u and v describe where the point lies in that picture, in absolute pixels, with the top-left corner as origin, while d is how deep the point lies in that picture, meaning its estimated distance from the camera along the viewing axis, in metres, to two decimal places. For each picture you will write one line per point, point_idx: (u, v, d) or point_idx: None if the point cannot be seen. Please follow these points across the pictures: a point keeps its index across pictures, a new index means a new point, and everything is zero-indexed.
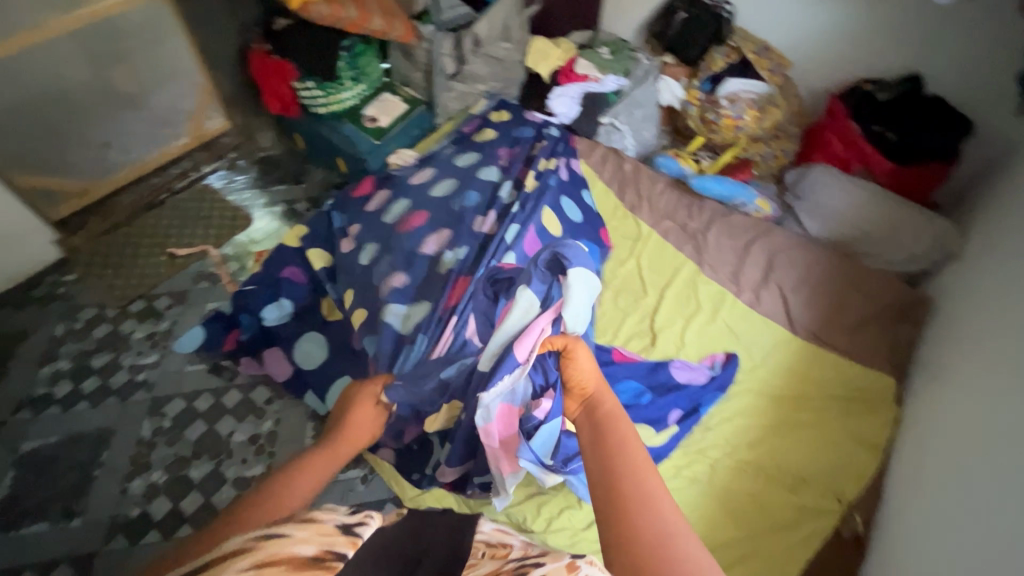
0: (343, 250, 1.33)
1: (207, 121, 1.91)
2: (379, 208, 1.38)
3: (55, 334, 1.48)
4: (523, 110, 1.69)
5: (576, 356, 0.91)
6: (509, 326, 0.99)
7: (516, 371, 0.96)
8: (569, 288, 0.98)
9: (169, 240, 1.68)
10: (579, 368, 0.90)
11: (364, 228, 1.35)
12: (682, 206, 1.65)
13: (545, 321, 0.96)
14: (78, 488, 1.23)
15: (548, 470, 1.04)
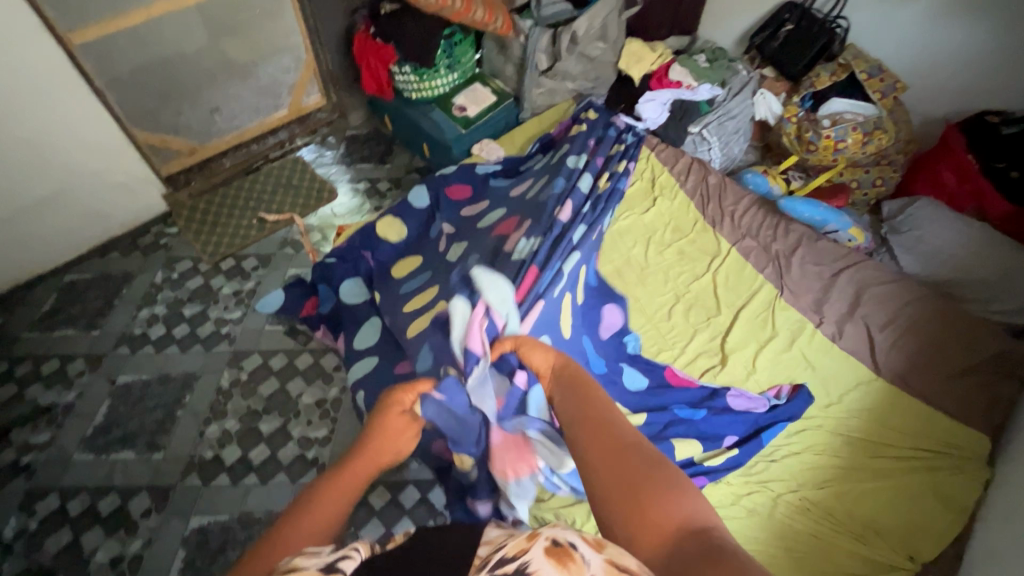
0: (436, 244, 1.40)
1: (306, 97, 2.01)
2: (478, 216, 1.44)
3: (154, 280, 1.60)
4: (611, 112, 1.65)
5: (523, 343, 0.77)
6: (459, 341, 0.87)
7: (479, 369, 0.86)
8: (483, 284, 0.87)
9: (260, 205, 1.78)
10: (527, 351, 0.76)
11: (462, 232, 1.40)
12: (768, 226, 1.58)
13: (489, 320, 0.86)
14: (162, 424, 1.34)
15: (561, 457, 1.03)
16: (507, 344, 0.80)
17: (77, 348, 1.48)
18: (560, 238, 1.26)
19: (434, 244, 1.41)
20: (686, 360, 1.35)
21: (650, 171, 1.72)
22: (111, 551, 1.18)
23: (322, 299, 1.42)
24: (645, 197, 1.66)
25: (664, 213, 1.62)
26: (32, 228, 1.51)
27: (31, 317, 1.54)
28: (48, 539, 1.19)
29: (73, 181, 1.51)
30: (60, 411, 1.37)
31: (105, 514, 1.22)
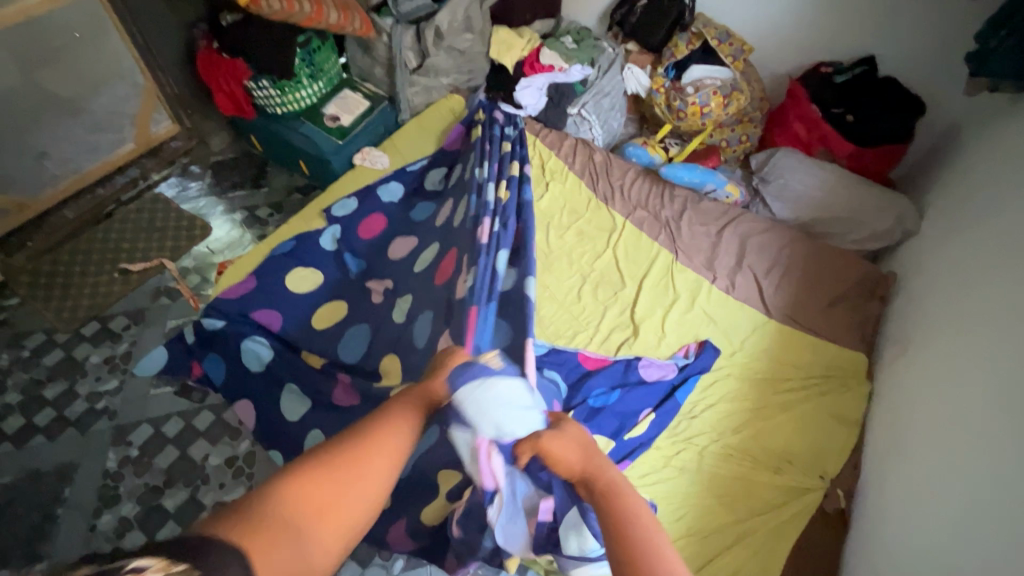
0: (374, 301, 1.30)
1: (154, 125, 1.79)
2: (409, 257, 1.35)
3: (0, 364, 1.37)
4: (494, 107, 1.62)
5: (552, 437, 0.73)
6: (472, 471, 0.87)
7: (496, 498, 0.90)
8: (474, 408, 0.78)
9: (120, 254, 1.58)
10: (558, 449, 0.72)
11: (397, 280, 1.33)
12: (655, 195, 1.66)
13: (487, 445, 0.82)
14: (42, 529, 1.16)
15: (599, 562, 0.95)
16: (528, 450, 0.74)
17: None
18: (498, 250, 1.19)
19: (354, 280, 1.35)
20: (602, 337, 1.38)
21: (538, 157, 1.73)
22: None
23: (212, 376, 1.27)
24: (538, 184, 1.67)
25: (558, 197, 1.64)
26: None
27: None
28: None
29: None
30: None
31: None
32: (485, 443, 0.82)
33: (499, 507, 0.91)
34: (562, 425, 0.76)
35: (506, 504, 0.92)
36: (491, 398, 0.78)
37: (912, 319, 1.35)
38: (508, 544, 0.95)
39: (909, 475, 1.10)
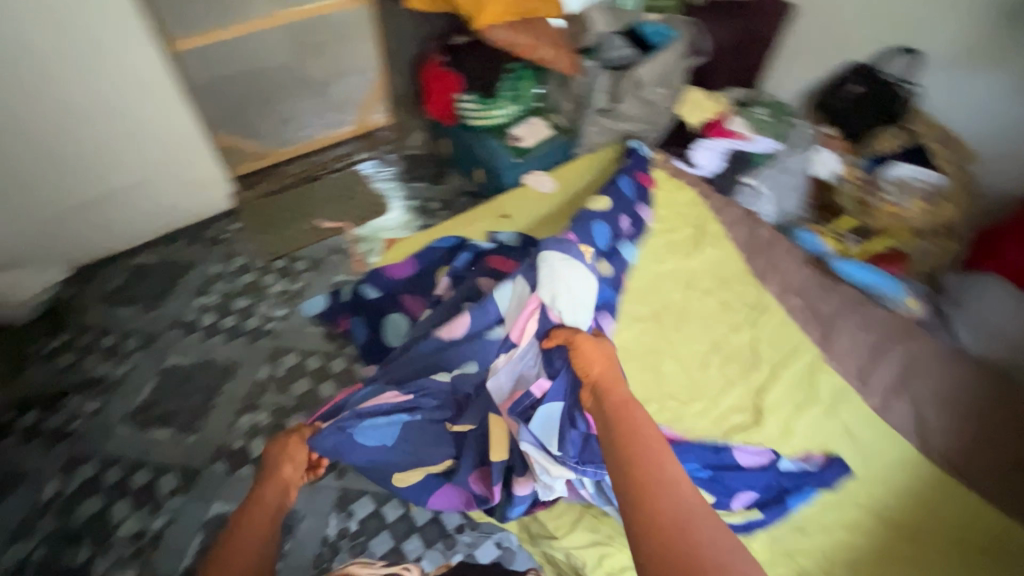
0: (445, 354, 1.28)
1: (373, 115, 2.11)
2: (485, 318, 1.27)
3: (211, 272, 1.68)
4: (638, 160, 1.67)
5: (581, 349, 0.93)
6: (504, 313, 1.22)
7: (511, 349, 1.16)
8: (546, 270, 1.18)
9: (317, 211, 1.88)
10: (588, 359, 0.91)
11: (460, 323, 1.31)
12: (817, 285, 1.54)
13: (535, 301, 1.17)
14: (199, 409, 1.39)
15: (551, 460, 0.99)
16: (563, 338, 0.98)
17: (132, 326, 1.54)
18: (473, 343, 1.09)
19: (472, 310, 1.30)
20: (719, 413, 1.30)
21: (698, 217, 1.71)
22: (133, 527, 1.19)
23: (356, 336, 1.45)
24: (691, 243, 1.65)
25: (709, 260, 1.61)
26: (113, 208, 1.61)
27: (97, 291, 1.62)
28: (79, 507, 1.22)
29: (157, 170, 1.62)
30: (109, 384, 1.42)
31: (135, 488, 1.25)
32: (534, 305, 1.17)
33: (511, 358, 1.15)
34: (599, 343, 0.95)
35: (512, 362, 1.14)
36: (567, 274, 1.17)
37: None
38: (495, 392, 1.12)
39: None
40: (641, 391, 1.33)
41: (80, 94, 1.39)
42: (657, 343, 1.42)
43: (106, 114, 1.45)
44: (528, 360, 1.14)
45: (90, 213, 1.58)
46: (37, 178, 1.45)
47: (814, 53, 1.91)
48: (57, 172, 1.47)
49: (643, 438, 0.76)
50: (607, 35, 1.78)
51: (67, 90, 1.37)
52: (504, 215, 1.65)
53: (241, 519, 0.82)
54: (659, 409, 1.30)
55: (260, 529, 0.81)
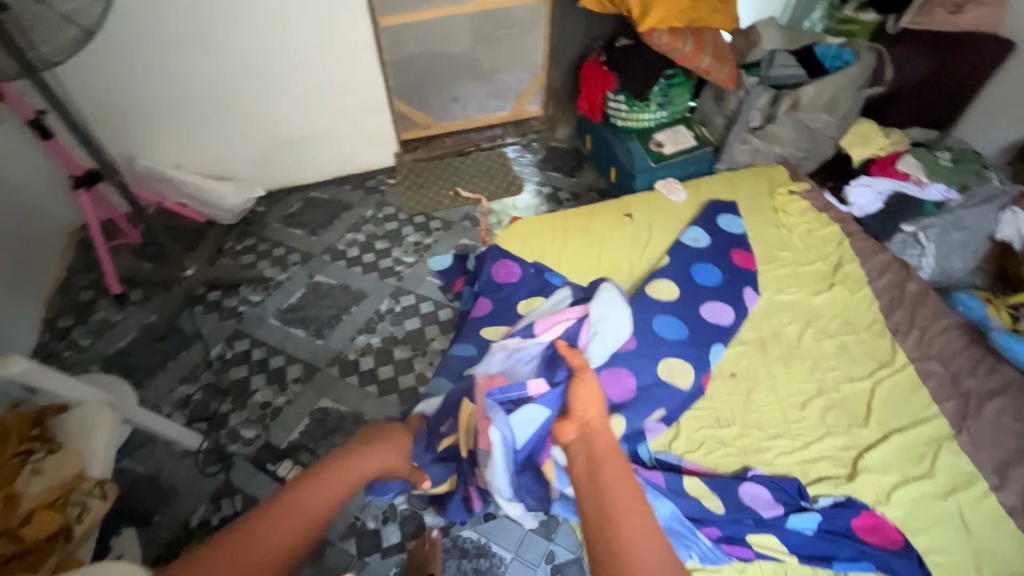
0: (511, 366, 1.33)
1: (528, 104, 2.26)
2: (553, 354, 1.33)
3: (364, 215, 1.96)
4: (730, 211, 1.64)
5: (581, 382, 0.99)
6: (538, 312, 1.25)
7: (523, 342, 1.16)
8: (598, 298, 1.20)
9: (460, 181, 2.08)
10: (583, 397, 0.96)
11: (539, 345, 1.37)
12: (966, 357, 1.35)
13: (570, 315, 1.19)
14: (330, 321, 1.64)
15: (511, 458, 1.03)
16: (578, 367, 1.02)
17: (297, 245, 1.87)
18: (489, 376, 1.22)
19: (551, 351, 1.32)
20: (806, 456, 1.21)
21: (836, 256, 1.58)
22: (263, 397, 1.46)
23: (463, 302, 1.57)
24: (821, 280, 1.53)
25: (837, 301, 1.48)
26: (305, 148, 1.95)
27: (280, 212, 1.98)
28: (231, 371, 1.52)
29: (343, 122, 1.92)
30: (271, 284, 1.74)
31: (271, 368, 1.53)
32: (576, 314, 1.19)
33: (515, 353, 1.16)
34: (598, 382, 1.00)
35: (518, 350, 1.16)
36: (608, 308, 1.18)
37: None
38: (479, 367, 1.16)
39: None
40: (724, 410, 1.28)
41: (303, 51, 1.70)
42: (755, 370, 1.35)
43: (320, 71, 1.77)
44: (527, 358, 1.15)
45: (288, 148, 1.93)
46: (258, 113, 1.81)
47: None
48: (273, 111, 1.82)
49: (619, 482, 0.85)
50: (778, 51, 1.71)
51: (295, 47, 1.69)
52: (628, 214, 1.69)
53: (313, 482, 0.91)
54: (739, 432, 1.25)
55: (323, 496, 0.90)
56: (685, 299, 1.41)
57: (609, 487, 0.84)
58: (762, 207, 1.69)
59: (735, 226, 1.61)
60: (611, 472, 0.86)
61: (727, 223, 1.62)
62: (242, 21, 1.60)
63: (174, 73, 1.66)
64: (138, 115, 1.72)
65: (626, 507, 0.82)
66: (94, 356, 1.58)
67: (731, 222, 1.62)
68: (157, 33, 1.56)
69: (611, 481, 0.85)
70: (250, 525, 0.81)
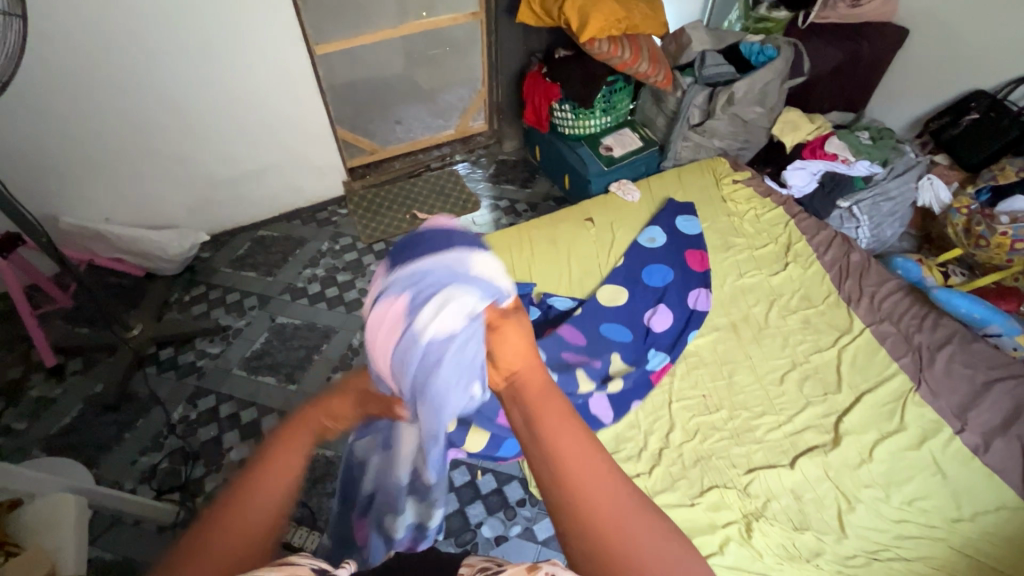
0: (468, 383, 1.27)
1: (473, 121, 2.27)
2: None
3: (320, 248, 1.89)
4: (679, 207, 1.72)
5: (502, 334, 0.58)
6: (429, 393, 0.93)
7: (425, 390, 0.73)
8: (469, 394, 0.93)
9: (415, 204, 2.05)
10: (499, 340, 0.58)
11: None
12: (914, 314, 1.47)
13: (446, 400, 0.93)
14: (301, 362, 1.56)
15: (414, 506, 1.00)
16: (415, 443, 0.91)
17: (252, 287, 1.77)
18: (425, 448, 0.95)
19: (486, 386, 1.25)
20: (793, 429, 1.27)
21: (786, 236, 1.68)
22: (240, 454, 1.37)
23: None
24: (776, 261, 1.63)
25: (794, 279, 1.58)
26: (249, 185, 1.86)
27: (227, 256, 1.86)
28: (199, 431, 1.41)
29: (287, 155, 1.85)
30: (230, 333, 1.64)
31: (243, 422, 1.43)
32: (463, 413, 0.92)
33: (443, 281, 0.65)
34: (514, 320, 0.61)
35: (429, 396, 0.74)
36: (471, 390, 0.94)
37: None
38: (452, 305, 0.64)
39: None
40: (711, 396, 1.32)
41: (240, 84, 1.63)
42: (732, 353, 1.41)
43: (258, 103, 1.69)
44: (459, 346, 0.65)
45: (230, 188, 1.83)
46: (194, 153, 1.71)
47: (929, 77, 1.83)
48: (210, 149, 1.72)
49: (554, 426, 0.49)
50: (708, 51, 1.81)
51: (231, 82, 1.62)
52: (588, 218, 1.72)
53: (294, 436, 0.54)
54: (729, 415, 1.29)
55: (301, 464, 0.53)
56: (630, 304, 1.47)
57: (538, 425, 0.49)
58: (711, 198, 1.78)
59: (693, 226, 1.67)
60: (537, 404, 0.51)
61: (683, 224, 1.67)
62: (170, 58, 1.51)
63: (97, 120, 1.54)
64: (57, 168, 1.57)
65: (576, 478, 0.46)
66: (34, 439, 1.42)
67: (688, 223, 1.68)
68: (75, 77, 1.44)
69: (563, 451, 0.47)
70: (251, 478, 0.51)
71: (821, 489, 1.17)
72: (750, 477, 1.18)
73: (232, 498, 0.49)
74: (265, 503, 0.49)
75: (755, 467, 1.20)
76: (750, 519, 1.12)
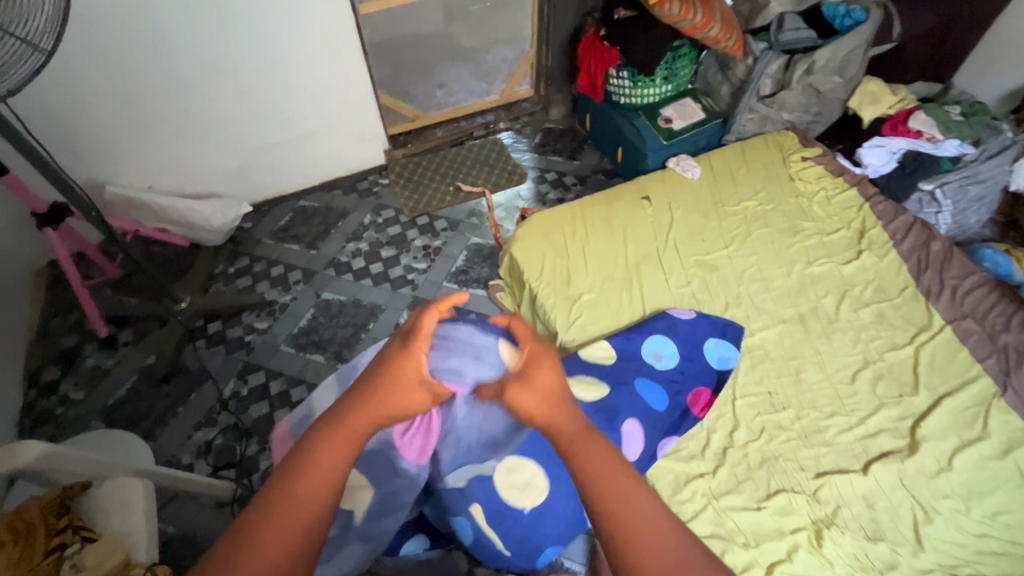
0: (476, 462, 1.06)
1: (518, 86, 2.15)
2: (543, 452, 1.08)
3: (362, 222, 1.84)
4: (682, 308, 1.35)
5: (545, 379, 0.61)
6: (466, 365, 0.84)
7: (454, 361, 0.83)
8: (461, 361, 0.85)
9: (458, 174, 1.97)
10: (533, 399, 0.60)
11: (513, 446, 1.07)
12: (1000, 312, 1.36)
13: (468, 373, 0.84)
14: (348, 341, 1.55)
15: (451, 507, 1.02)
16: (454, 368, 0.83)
17: (296, 260, 1.73)
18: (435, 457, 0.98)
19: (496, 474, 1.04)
20: (865, 432, 1.20)
21: (859, 221, 1.56)
22: None
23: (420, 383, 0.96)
24: (848, 248, 1.52)
25: (867, 269, 1.47)
26: (290, 153, 1.80)
27: (270, 227, 1.83)
28: (251, 409, 1.42)
29: (329, 120, 1.77)
30: (276, 308, 1.62)
31: (294, 401, 1.43)
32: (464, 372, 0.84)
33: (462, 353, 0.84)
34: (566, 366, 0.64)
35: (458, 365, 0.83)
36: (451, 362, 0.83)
37: None
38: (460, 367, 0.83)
39: None
40: (777, 393, 1.26)
41: (287, 46, 1.55)
42: (799, 348, 1.34)
43: (303, 67, 1.61)
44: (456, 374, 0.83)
45: (271, 155, 1.77)
46: (236, 119, 1.65)
47: None
48: (251, 114, 1.65)
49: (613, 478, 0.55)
50: (787, 14, 1.64)
51: (278, 43, 1.54)
52: (645, 196, 1.62)
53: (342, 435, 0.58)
54: (796, 415, 1.23)
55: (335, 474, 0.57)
56: (691, 323, 1.31)
57: (614, 511, 0.54)
58: (778, 178, 1.66)
59: (726, 357, 1.29)
60: (596, 465, 0.56)
61: (713, 348, 1.29)
62: (217, 17, 1.43)
63: (145, 84, 1.48)
64: (99, 134, 1.52)
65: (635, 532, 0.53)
66: (92, 410, 1.44)
67: (720, 349, 1.29)
68: (114, 36, 1.37)
69: (620, 507, 0.54)
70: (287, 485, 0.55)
71: (895, 497, 1.11)
72: (819, 482, 1.13)
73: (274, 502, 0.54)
74: (317, 491, 0.56)
75: (824, 471, 1.15)
76: (820, 526, 1.08)
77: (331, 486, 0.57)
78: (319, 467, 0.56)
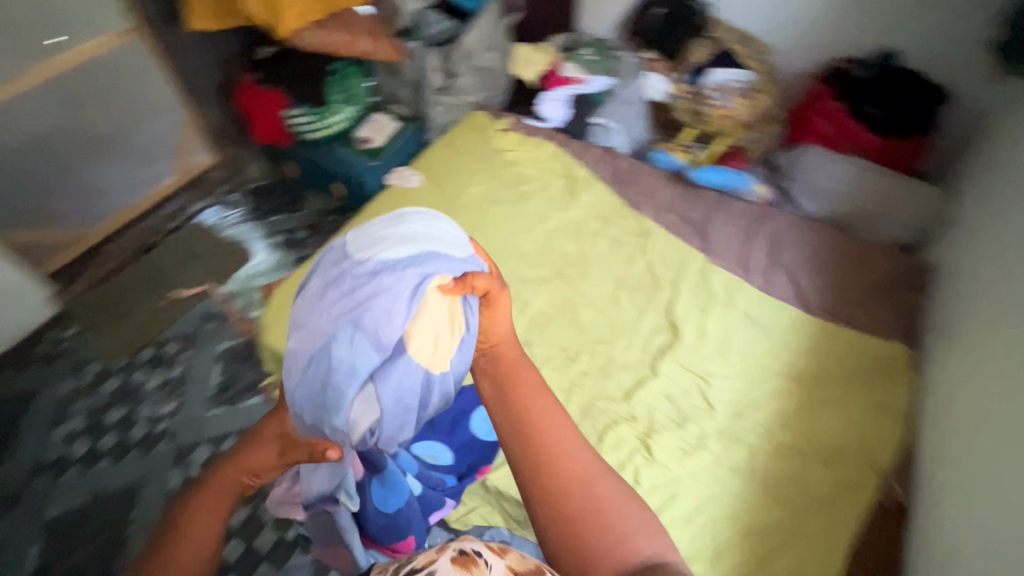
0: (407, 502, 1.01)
1: (193, 157, 1.97)
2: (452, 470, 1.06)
3: (65, 393, 1.53)
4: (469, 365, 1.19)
5: (498, 309, 0.66)
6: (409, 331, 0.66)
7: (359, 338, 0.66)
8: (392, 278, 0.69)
9: (166, 281, 1.73)
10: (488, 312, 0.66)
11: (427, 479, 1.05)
12: (684, 198, 1.66)
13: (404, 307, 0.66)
14: (108, 546, 1.31)
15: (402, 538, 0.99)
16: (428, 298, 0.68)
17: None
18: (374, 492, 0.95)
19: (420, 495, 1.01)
20: (642, 341, 1.38)
21: (563, 167, 1.74)
22: None
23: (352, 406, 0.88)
24: (566, 195, 1.67)
25: (586, 205, 1.65)
26: None
27: None
28: None
29: None
30: None
31: None
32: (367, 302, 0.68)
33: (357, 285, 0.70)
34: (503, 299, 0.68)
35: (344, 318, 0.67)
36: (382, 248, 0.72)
37: (955, 305, 1.32)
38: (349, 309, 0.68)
39: (963, 449, 1.07)
40: (569, 347, 1.37)
41: None
42: (568, 297, 1.46)
43: None
44: (377, 316, 0.65)
45: None
46: None
47: None
48: None
49: (564, 427, 0.62)
50: (423, 9, 1.70)
51: None
52: None
53: (212, 492, 0.73)
54: (590, 356, 1.35)
55: (212, 524, 0.71)
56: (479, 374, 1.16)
57: (551, 455, 0.61)
58: (487, 155, 1.73)
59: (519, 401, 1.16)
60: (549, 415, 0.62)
61: None
62: None
63: None
64: None
65: (567, 460, 0.61)
66: None
67: None
68: None
69: (554, 447, 0.61)
70: (175, 529, 0.70)
71: (682, 382, 1.30)
72: (629, 403, 1.27)
73: (170, 543, 0.69)
74: (203, 538, 0.70)
75: (629, 392, 1.29)
76: (645, 440, 1.21)
77: (212, 534, 0.70)
78: (201, 520, 0.71)
